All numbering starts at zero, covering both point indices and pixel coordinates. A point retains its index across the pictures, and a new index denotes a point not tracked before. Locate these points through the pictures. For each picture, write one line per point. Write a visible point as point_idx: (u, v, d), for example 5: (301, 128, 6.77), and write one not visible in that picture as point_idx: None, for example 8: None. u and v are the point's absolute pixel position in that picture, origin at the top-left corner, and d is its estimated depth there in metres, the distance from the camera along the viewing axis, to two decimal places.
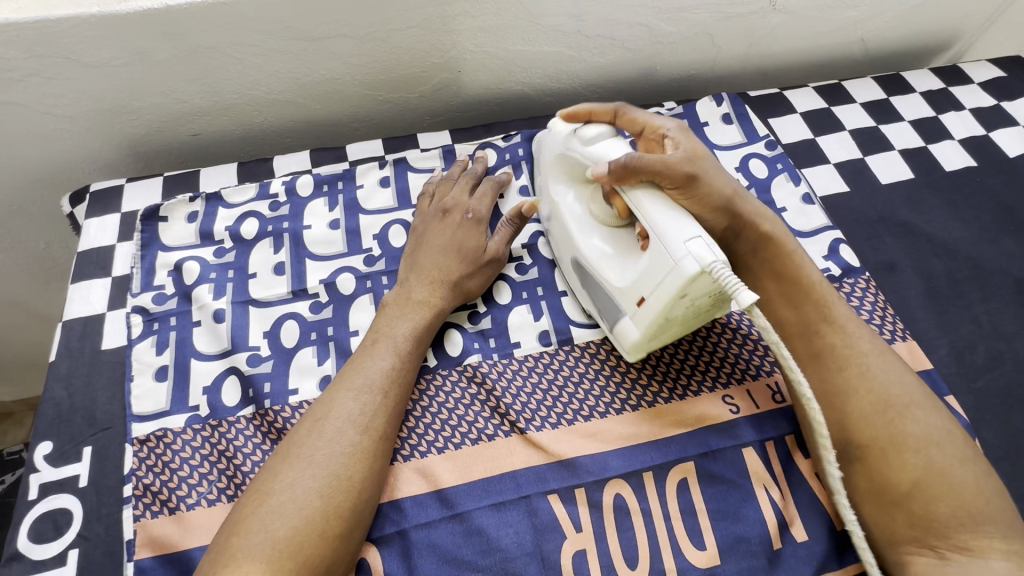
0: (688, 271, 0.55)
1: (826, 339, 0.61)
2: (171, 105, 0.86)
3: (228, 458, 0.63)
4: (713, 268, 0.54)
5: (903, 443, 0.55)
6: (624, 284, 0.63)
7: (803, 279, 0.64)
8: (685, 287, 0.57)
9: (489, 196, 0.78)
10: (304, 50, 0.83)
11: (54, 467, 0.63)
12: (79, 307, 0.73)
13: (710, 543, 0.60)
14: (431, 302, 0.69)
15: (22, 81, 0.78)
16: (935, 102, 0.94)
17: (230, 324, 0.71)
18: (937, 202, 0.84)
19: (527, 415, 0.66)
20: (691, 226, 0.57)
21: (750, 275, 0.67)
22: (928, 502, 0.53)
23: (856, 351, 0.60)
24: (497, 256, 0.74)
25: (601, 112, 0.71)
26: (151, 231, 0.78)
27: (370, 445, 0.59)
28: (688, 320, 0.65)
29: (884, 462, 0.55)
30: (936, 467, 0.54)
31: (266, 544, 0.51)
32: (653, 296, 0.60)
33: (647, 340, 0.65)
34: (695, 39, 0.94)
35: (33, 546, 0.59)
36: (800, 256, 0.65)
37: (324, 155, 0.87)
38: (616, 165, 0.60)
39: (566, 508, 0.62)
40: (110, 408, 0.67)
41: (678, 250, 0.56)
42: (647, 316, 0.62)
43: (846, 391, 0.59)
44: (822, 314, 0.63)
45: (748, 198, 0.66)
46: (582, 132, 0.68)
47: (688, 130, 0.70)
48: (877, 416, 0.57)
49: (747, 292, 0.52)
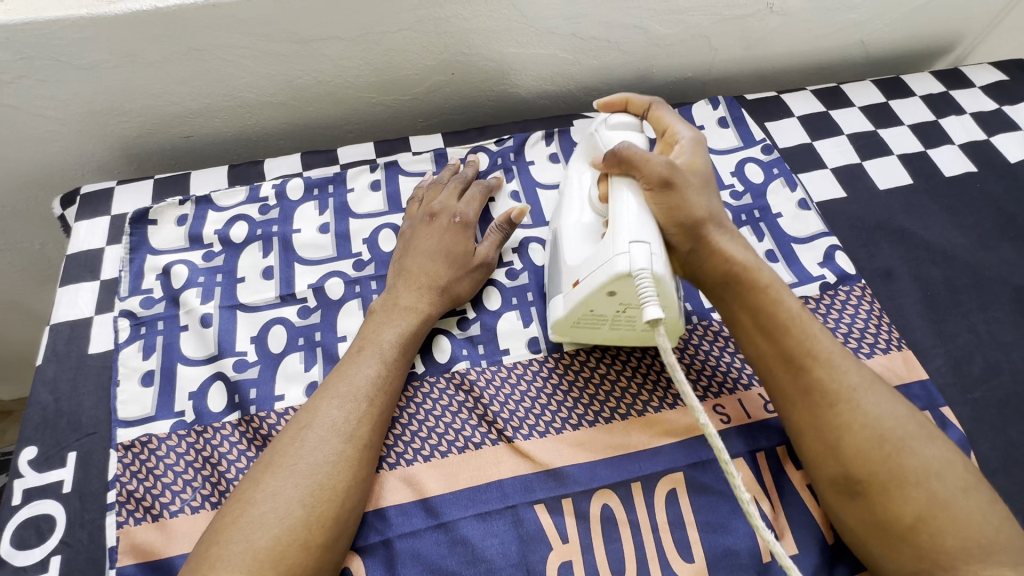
0: (618, 269, 0.57)
1: (813, 374, 0.58)
2: (163, 107, 0.86)
3: (213, 464, 0.63)
4: (638, 275, 0.56)
5: (903, 475, 0.53)
6: (572, 261, 0.66)
7: (782, 312, 0.61)
8: (614, 280, 0.58)
9: (478, 200, 0.78)
10: (296, 53, 0.82)
11: (38, 473, 0.63)
12: (67, 310, 0.73)
13: (699, 555, 0.59)
14: (418, 308, 0.69)
15: (12, 83, 0.78)
16: (936, 106, 0.93)
17: (218, 329, 0.71)
18: (936, 208, 0.83)
19: (515, 423, 0.65)
20: (642, 230, 0.58)
21: (722, 305, 0.64)
22: (936, 534, 0.51)
23: (844, 386, 0.58)
24: (486, 261, 0.73)
25: (638, 102, 0.72)
26: (140, 234, 0.78)
27: (355, 453, 0.58)
28: (616, 326, 0.65)
29: (886, 496, 0.53)
30: (938, 499, 0.52)
31: (246, 555, 0.50)
32: (584, 281, 0.62)
33: (569, 323, 0.66)
34: (692, 41, 0.92)
35: (15, 552, 0.59)
36: (777, 288, 0.62)
37: (315, 158, 0.86)
38: (610, 152, 0.63)
39: (552, 518, 0.61)
40: (96, 412, 0.66)
41: (620, 246, 0.58)
42: (574, 298, 0.63)
43: (840, 428, 0.56)
44: (806, 347, 0.59)
45: (721, 229, 0.64)
46: (610, 120, 0.69)
47: (704, 144, 0.68)
48: (874, 451, 0.55)
49: (654, 308, 0.53)
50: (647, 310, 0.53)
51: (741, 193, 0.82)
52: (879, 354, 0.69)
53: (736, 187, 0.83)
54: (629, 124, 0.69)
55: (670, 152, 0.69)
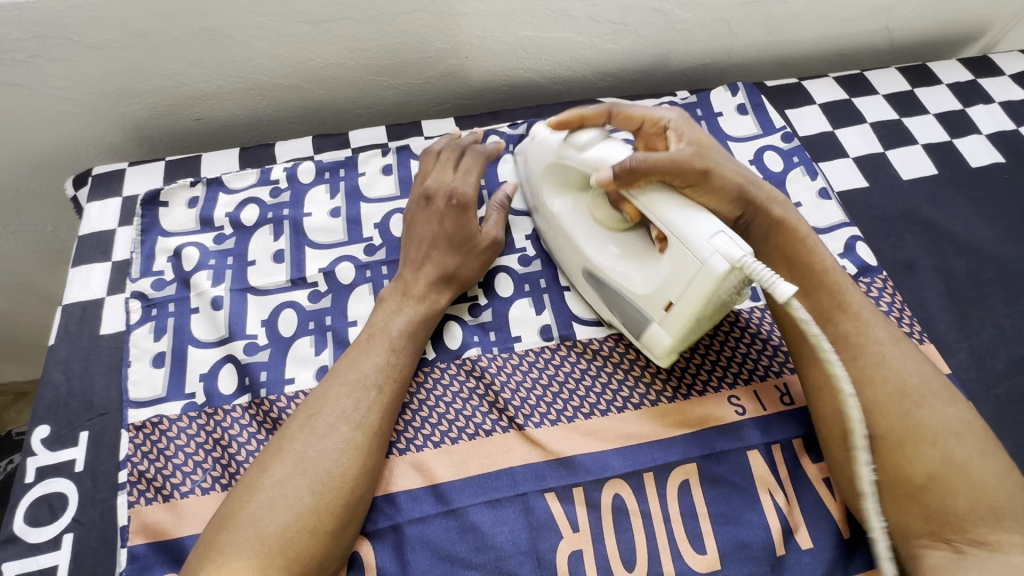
0: (719, 270, 0.54)
1: (839, 326, 0.60)
2: (174, 88, 0.85)
3: (223, 446, 0.63)
4: (743, 263, 0.53)
5: (920, 434, 0.54)
6: (645, 291, 0.62)
7: (816, 266, 0.62)
8: (718, 286, 0.55)
9: (474, 174, 0.75)
10: (308, 34, 0.81)
11: (50, 451, 0.63)
12: (78, 291, 0.73)
13: (712, 547, 0.59)
14: (431, 298, 0.68)
15: (25, 62, 0.78)
16: (963, 95, 0.90)
17: (228, 312, 0.71)
18: (961, 199, 0.81)
19: (526, 411, 0.65)
20: (712, 222, 0.56)
21: (759, 263, 0.65)
22: (946, 494, 0.52)
23: (869, 339, 0.59)
24: (492, 240, 0.72)
25: (593, 115, 0.68)
26: (152, 216, 0.77)
27: (364, 440, 0.58)
28: (710, 322, 0.63)
29: (900, 454, 0.54)
30: (953, 460, 0.53)
31: (255, 542, 0.50)
32: (682, 300, 0.58)
33: (679, 346, 0.63)
34: (711, 26, 0.90)
35: (28, 529, 0.59)
36: (811, 240, 0.64)
37: (326, 141, 0.85)
38: (621, 170, 0.59)
39: (563, 507, 0.60)
40: (107, 392, 0.66)
41: (705, 249, 0.55)
42: (677, 321, 0.60)
43: (862, 380, 0.57)
44: (836, 301, 0.61)
45: (759, 184, 0.65)
46: (574, 139, 0.65)
47: (691, 121, 0.68)
48: (893, 407, 0.55)
49: (786, 285, 0.51)
50: (781, 289, 0.51)
51: None
52: None
53: (754, 175, 0.81)
54: (601, 134, 0.65)
55: (661, 142, 0.68)
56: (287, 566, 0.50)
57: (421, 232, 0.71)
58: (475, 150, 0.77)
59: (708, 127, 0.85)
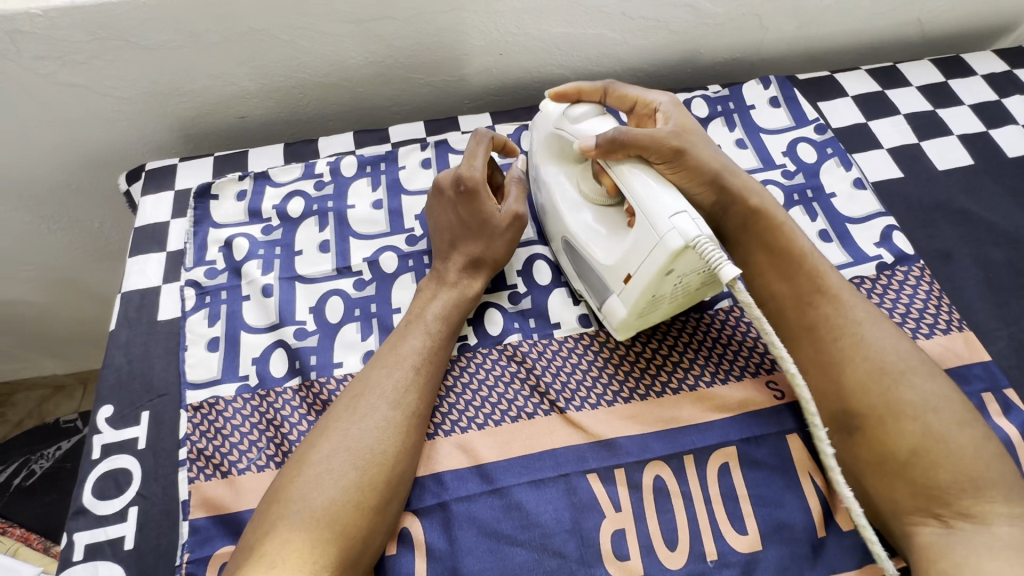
0: (673, 247, 0.55)
1: (820, 309, 0.62)
2: (222, 87, 0.89)
3: (276, 426, 0.65)
4: (698, 244, 0.54)
5: (900, 410, 0.55)
6: (609, 262, 0.64)
7: (795, 249, 0.64)
8: (671, 263, 0.57)
9: (482, 156, 0.72)
10: (351, 33, 0.84)
11: (115, 429, 0.66)
12: (136, 280, 0.77)
13: (753, 528, 0.60)
14: (461, 285, 0.70)
15: (85, 63, 0.82)
16: (999, 85, 0.90)
17: (278, 299, 0.73)
18: (998, 188, 0.81)
19: (567, 395, 0.67)
20: (678, 201, 0.57)
21: (738, 250, 0.68)
22: (929, 468, 0.53)
23: (850, 320, 0.61)
24: (514, 216, 0.71)
25: (591, 91, 0.71)
26: (204, 208, 0.81)
27: (404, 420, 0.60)
28: (674, 299, 0.65)
29: (882, 429, 0.55)
30: (933, 433, 0.54)
31: (303, 512, 0.53)
32: (640, 273, 0.60)
33: (634, 319, 0.65)
34: (742, 21, 0.91)
35: (96, 502, 0.62)
36: (790, 226, 0.66)
37: (367, 137, 0.88)
38: (605, 139, 0.61)
39: (605, 487, 0.62)
40: (166, 375, 0.70)
41: (664, 227, 0.56)
42: (634, 293, 0.62)
43: (843, 359, 0.59)
44: (816, 284, 0.63)
45: (736, 172, 0.67)
46: (572, 112, 0.67)
47: (682, 105, 0.71)
48: (873, 384, 0.57)
49: (731, 267, 0.52)
50: (727, 270, 0.52)
51: (793, 173, 0.81)
52: (940, 335, 0.68)
53: (788, 166, 0.82)
54: (595, 111, 0.66)
55: (651, 122, 0.70)
56: (335, 538, 0.52)
57: (442, 222, 0.72)
58: (479, 138, 0.73)
59: (741, 121, 0.86)
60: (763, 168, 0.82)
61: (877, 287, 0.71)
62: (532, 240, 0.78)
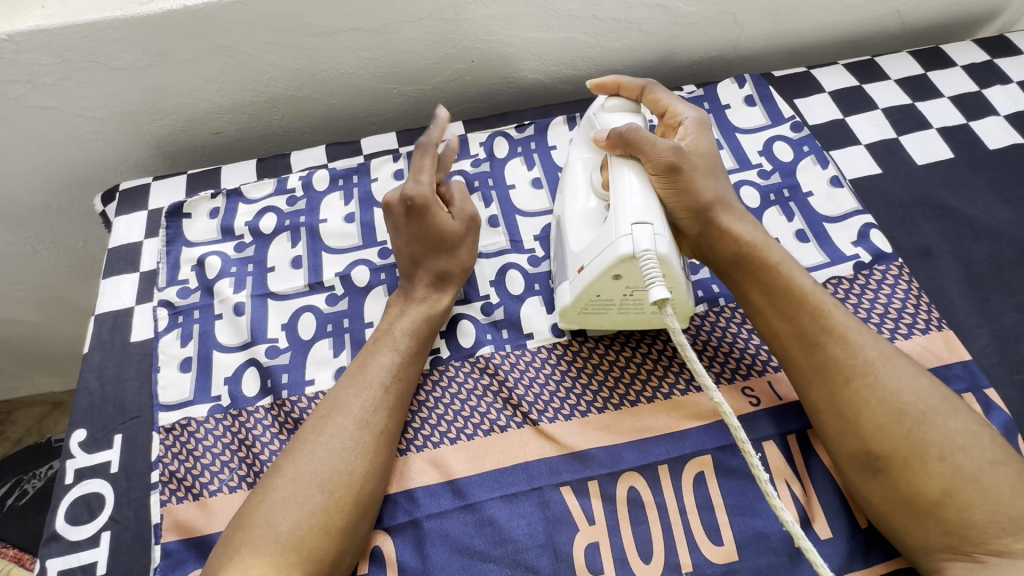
0: (622, 251, 0.56)
1: (829, 351, 0.59)
2: (194, 104, 0.89)
3: (248, 447, 0.65)
4: (641, 256, 0.55)
5: (926, 452, 0.53)
6: (575, 248, 0.64)
7: (795, 289, 0.61)
8: (617, 266, 0.57)
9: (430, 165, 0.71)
10: (319, 46, 0.84)
11: (88, 453, 0.66)
12: (109, 301, 0.76)
13: (728, 539, 0.59)
14: (418, 292, 0.70)
15: (55, 86, 0.82)
16: (980, 76, 0.88)
17: (251, 317, 0.73)
18: (979, 181, 0.79)
19: (540, 407, 0.66)
20: (648, 213, 0.57)
21: (736, 284, 0.65)
22: (962, 509, 0.51)
23: (861, 361, 0.58)
24: (468, 218, 0.72)
25: (630, 87, 0.70)
26: (176, 228, 0.80)
27: (372, 440, 0.59)
28: (625, 311, 0.64)
29: (908, 474, 0.53)
30: (965, 474, 0.52)
31: (270, 540, 0.52)
32: (589, 267, 0.60)
33: (577, 311, 0.65)
34: (717, 18, 0.90)
35: (68, 527, 0.62)
36: (787, 265, 0.63)
37: (339, 149, 0.88)
38: (615, 132, 0.63)
39: (578, 500, 0.61)
40: (139, 397, 0.69)
41: (623, 229, 0.56)
42: (580, 284, 0.62)
43: (857, 403, 0.56)
44: (821, 324, 0.60)
45: (730, 209, 0.65)
46: (607, 103, 0.69)
47: (707, 125, 0.69)
48: (894, 427, 0.55)
49: (660, 290, 0.52)
50: (653, 290, 0.52)
51: (769, 172, 0.80)
52: (918, 335, 0.67)
53: (764, 166, 0.81)
54: (625, 107, 0.69)
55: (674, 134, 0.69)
56: (300, 563, 0.52)
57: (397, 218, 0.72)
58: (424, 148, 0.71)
59: (716, 120, 0.85)
60: (739, 169, 0.81)
61: (854, 288, 0.70)
62: (504, 247, 0.78)
